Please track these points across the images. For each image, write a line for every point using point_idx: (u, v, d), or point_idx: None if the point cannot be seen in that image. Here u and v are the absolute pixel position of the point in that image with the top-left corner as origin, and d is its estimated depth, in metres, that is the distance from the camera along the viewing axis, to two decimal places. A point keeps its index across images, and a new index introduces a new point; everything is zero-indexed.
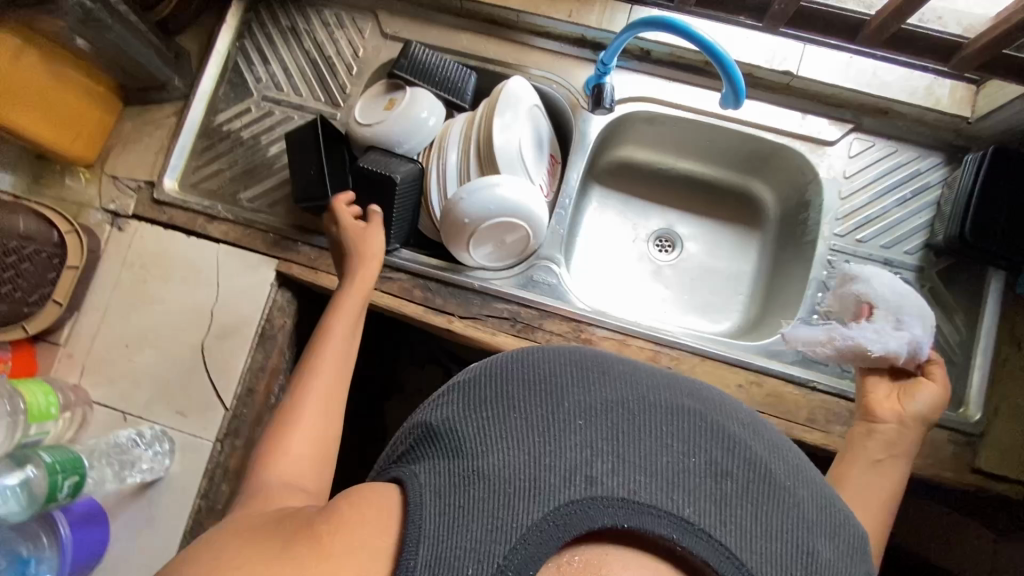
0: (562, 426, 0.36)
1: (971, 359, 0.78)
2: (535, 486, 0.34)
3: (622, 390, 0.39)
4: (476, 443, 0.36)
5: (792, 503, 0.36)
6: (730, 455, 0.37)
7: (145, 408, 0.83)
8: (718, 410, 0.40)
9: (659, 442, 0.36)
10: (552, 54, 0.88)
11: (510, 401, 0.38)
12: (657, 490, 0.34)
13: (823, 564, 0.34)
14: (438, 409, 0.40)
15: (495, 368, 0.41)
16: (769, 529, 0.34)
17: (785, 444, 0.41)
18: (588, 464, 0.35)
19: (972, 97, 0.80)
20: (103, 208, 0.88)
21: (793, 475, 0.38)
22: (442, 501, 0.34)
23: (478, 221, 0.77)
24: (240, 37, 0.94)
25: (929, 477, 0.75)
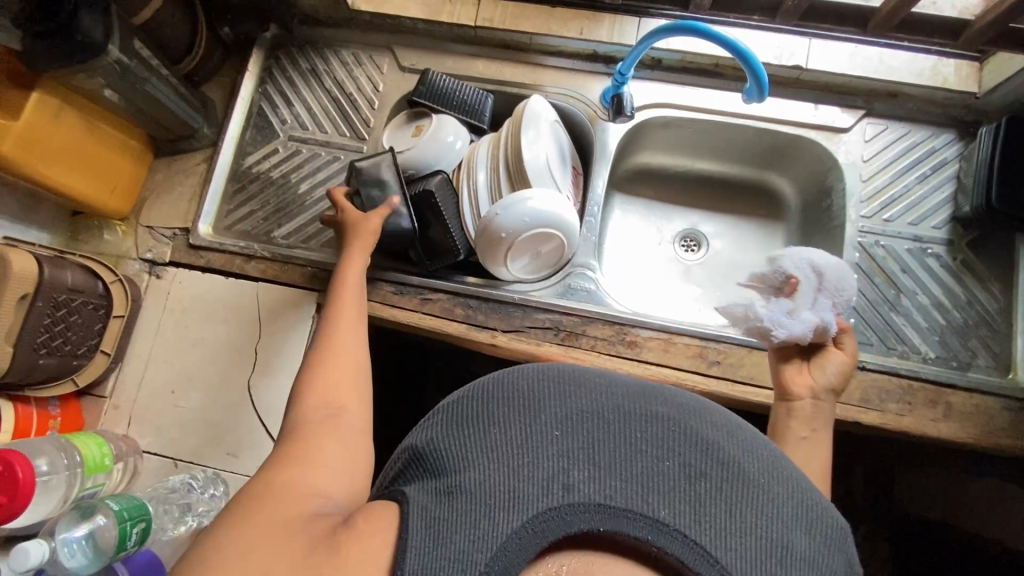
0: (539, 440, 0.38)
1: (1013, 325, 0.79)
2: (514, 497, 0.36)
3: (598, 400, 0.41)
4: (461, 460, 0.39)
5: (767, 500, 0.37)
6: (705, 457, 0.38)
7: (196, 453, 0.82)
8: (694, 414, 0.41)
9: (634, 448, 0.38)
10: (566, 71, 0.91)
11: (491, 419, 0.40)
12: (632, 494, 0.36)
13: (798, 557, 0.35)
14: (429, 432, 0.43)
15: (478, 389, 0.43)
16: (743, 526, 0.36)
17: (765, 442, 0.42)
18: (564, 473, 0.37)
19: (977, 73, 0.83)
20: (141, 258, 0.90)
21: (769, 473, 0.39)
22: (429, 516, 0.37)
23: (515, 234, 0.78)
24: (261, 83, 0.97)
25: (991, 447, 0.74)
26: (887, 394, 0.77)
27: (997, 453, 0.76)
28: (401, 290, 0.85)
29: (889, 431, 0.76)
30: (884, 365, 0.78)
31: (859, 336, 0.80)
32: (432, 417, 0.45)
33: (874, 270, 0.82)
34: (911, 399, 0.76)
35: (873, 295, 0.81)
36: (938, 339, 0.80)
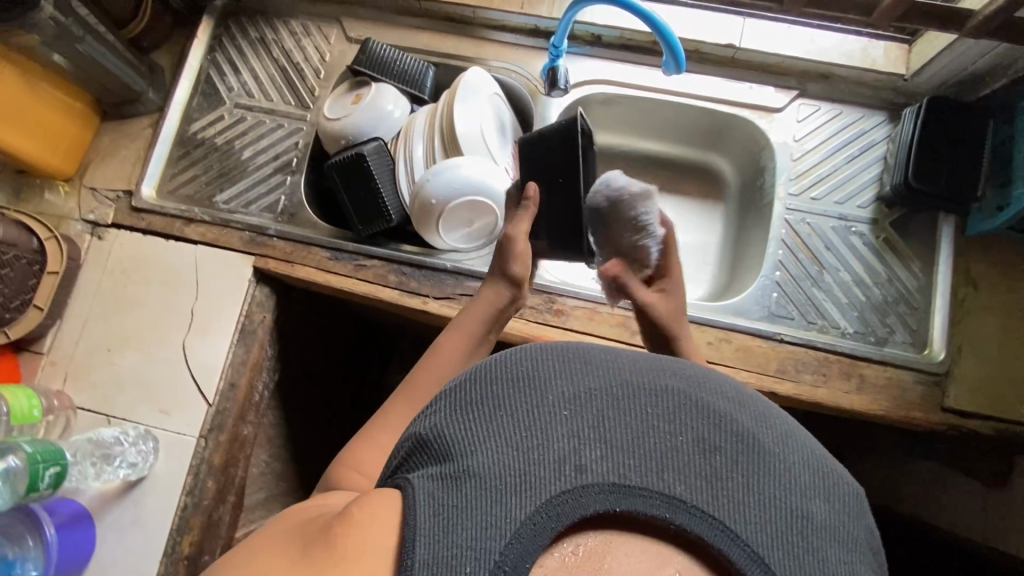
0: (548, 420, 0.37)
1: (931, 302, 0.81)
2: (526, 481, 0.35)
3: (606, 377, 0.39)
4: (464, 444, 0.37)
5: (785, 470, 0.37)
6: (718, 430, 0.38)
7: (129, 410, 0.84)
8: (703, 386, 0.41)
9: (646, 424, 0.37)
10: (509, 46, 0.93)
11: (496, 402, 0.38)
12: (648, 472, 0.36)
13: (819, 526, 0.36)
14: (431, 418, 0.40)
15: (480, 371, 0.41)
16: (762, 498, 0.36)
17: (777, 413, 0.42)
18: (576, 454, 0.36)
19: (905, 55, 0.84)
20: (83, 219, 0.91)
21: (783, 442, 0.38)
22: (435, 504, 0.35)
23: (445, 201, 0.80)
24: (211, 51, 0.98)
25: (902, 419, 0.76)
26: (803, 365, 0.78)
27: (909, 425, 0.77)
28: (337, 255, 0.86)
29: (804, 402, 0.77)
30: (801, 337, 0.79)
31: (780, 310, 0.82)
32: (433, 403, 0.42)
33: (798, 247, 0.84)
34: (827, 371, 0.78)
35: (796, 270, 0.83)
36: (857, 315, 0.81)
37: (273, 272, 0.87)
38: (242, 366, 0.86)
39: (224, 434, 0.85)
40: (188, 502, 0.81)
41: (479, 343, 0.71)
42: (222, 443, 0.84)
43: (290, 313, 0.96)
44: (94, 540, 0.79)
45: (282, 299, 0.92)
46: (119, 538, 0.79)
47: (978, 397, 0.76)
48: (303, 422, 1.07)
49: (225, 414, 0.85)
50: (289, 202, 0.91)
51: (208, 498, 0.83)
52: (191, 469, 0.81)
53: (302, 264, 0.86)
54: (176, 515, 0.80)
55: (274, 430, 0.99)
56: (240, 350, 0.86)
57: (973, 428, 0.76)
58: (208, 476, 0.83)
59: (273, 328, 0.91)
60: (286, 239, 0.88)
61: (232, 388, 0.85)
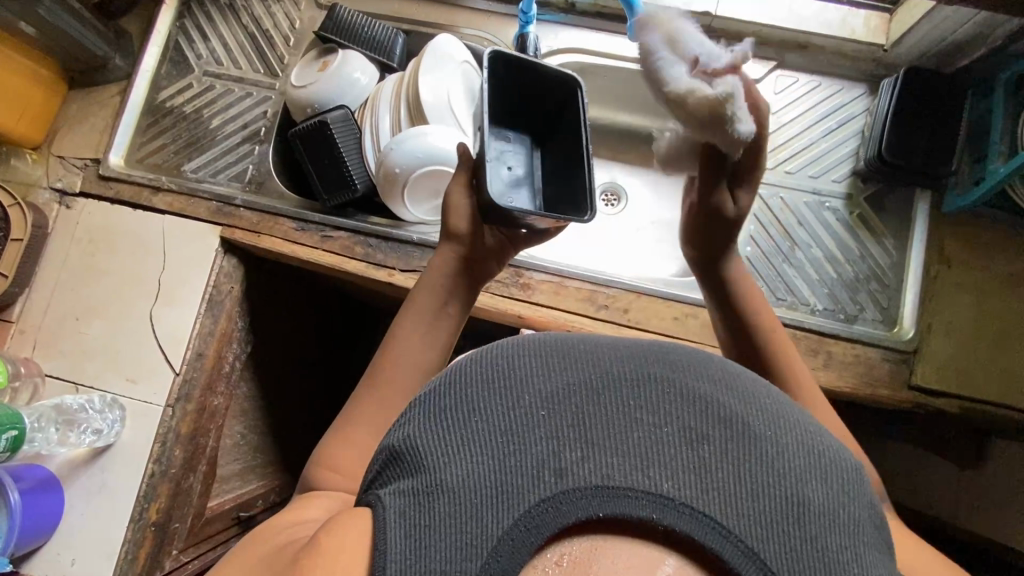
0: (522, 422, 0.34)
1: (903, 280, 0.80)
2: (500, 491, 0.32)
3: (584, 371, 0.36)
4: (436, 455, 0.34)
5: (776, 454, 0.33)
6: (706, 418, 0.34)
7: (96, 378, 0.84)
8: (689, 368, 0.37)
9: (628, 418, 0.34)
10: (482, 14, 0.90)
11: (470, 406, 0.35)
12: (631, 470, 0.32)
13: (816, 512, 0.32)
14: (404, 426, 0.37)
15: (452, 373, 0.38)
16: (756, 488, 0.32)
17: (766, 388, 0.38)
18: (556, 457, 0.33)
19: (886, 25, 0.81)
20: (51, 187, 0.90)
21: (774, 424, 0.35)
22: (409, 522, 0.32)
23: (409, 170, 0.79)
24: (180, 17, 0.96)
25: (866, 397, 0.75)
26: None
27: (874, 403, 0.77)
28: (303, 226, 0.85)
29: None
30: None
31: None
32: (408, 411, 0.39)
33: (770, 222, 0.83)
34: (793, 347, 0.77)
35: (767, 246, 0.82)
36: (827, 291, 0.80)
37: (239, 243, 0.86)
38: (209, 336, 0.86)
39: (191, 403, 0.85)
40: (154, 470, 0.81)
41: (437, 317, 0.67)
42: (189, 413, 0.85)
43: (261, 285, 0.95)
44: (63, 505, 0.80)
45: (251, 270, 0.91)
46: (87, 504, 0.80)
47: (945, 376, 0.75)
48: (279, 395, 1.07)
49: (192, 383, 0.85)
50: (256, 172, 0.90)
51: (175, 466, 0.83)
52: (157, 437, 0.82)
53: (268, 234, 0.85)
54: (142, 482, 0.81)
55: (248, 402, 0.99)
56: (207, 320, 0.86)
57: (938, 406, 0.75)
58: (176, 444, 0.83)
59: (241, 299, 0.90)
60: (253, 209, 0.87)
61: (199, 358, 0.85)
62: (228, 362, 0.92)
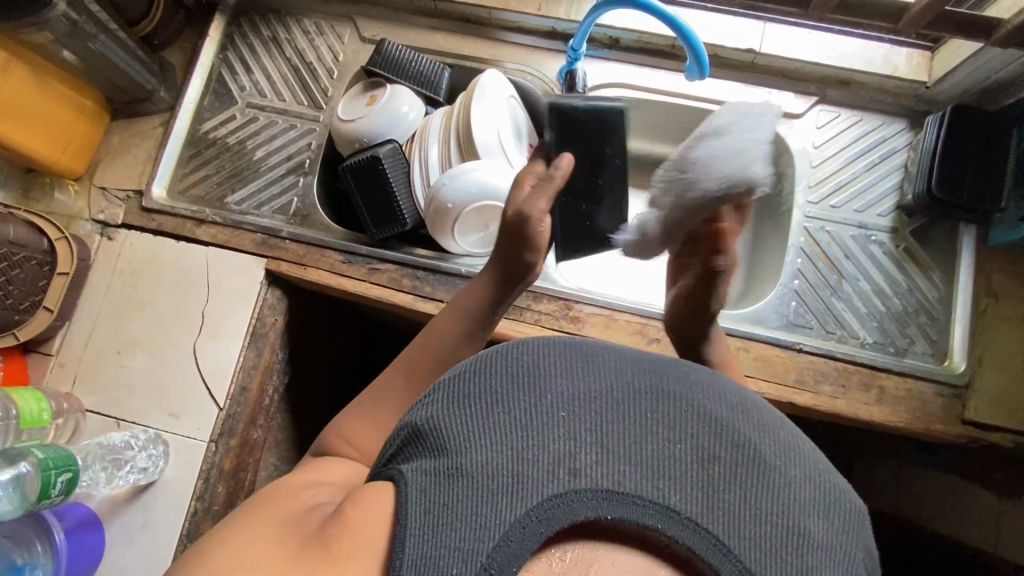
0: (543, 421, 0.38)
1: (952, 313, 0.80)
2: (517, 482, 0.35)
3: (606, 381, 0.41)
4: (461, 440, 0.37)
5: (783, 484, 0.37)
6: (719, 440, 0.38)
7: (139, 413, 0.83)
8: (707, 393, 0.42)
9: (644, 431, 0.38)
10: (525, 48, 0.91)
11: (495, 399, 0.39)
12: (642, 480, 0.36)
13: (816, 544, 0.35)
14: (427, 408, 0.41)
15: (481, 362, 0.42)
16: (758, 512, 0.36)
17: (779, 422, 0.42)
18: (571, 457, 0.36)
19: (928, 62, 0.83)
20: (93, 219, 0.90)
21: (785, 456, 0.39)
22: (426, 500, 0.35)
23: (461, 205, 0.79)
24: (223, 49, 0.97)
25: (920, 431, 0.75)
26: (822, 375, 0.77)
27: (927, 437, 0.76)
28: (350, 259, 0.85)
29: (822, 413, 0.77)
30: (821, 347, 0.78)
31: (798, 319, 0.81)
32: (430, 394, 0.43)
33: (817, 255, 0.83)
34: (846, 382, 0.77)
35: (815, 279, 0.82)
36: (876, 324, 0.80)
37: (286, 275, 0.86)
38: (253, 370, 0.85)
39: (234, 438, 0.83)
40: (198, 507, 0.80)
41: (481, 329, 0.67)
42: (232, 448, 0.83)
43: (302, 316, 0.95)
44: (103, 544, 0.78)
45: (293, 301, 0.91)
46: (128, 543, 0.79)
47: (1000, 410, 0.75)
48: (313, 426, 1.06)
49: (236, 418, 0.84)
50: (301, 205, 0.90)
51: (218, 503, 0.82)
52: (201, 474, 0.80)
53: (316, 267, 0.85)
54: (186, 521, 0.79)
55: (283, 433, 0.98)
56: (252, 353, 0.85)
57: (993, 440, 0.75)
58: (218, 481, 0.82)
59: (284, 331, 0.89)
60: (298, 241, 0.87)
61: (243, 391, 0.84)
62: (268, 395, 0.91)
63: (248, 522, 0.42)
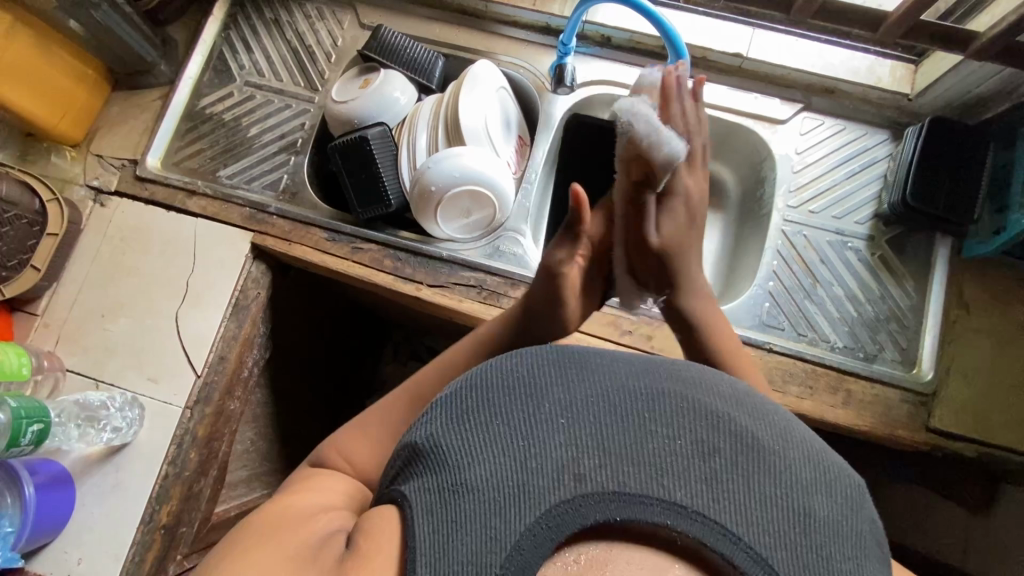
0: (543, 430, 0.38)
1: (923, 323, 0.81)
2: (523, 491, 0.36)
3: (601, 385, 0.41)
4: (462, 455, 0.38)
5: (784, 467, 0.38)
6: (716, 432, 0.39)
7: (117, 376, 0.84)
8: (700, 387, 0.42)
9: (644, 431, 0.39)
10: (519, 42, 0.93)
11: (493, 410, 0.40)
12: (647, 479, 0.37)
13: (820, 521, 0.37)
14: (426, 426, 0.42)
15: (475, 378, 0.43)
16: (763, 498, 0.37)
17: (772, 408, 0.43)
18: (574, 462, 0.37)
19: (911, 76, 0.85)
20: (87, 184, 0.92)
21: (782, 439, 0.40)
22: (435, 518, 0.36)
23: (444, 188, 0.81)
24: (226, 28, 0.99)
25: (883, 436, 0.76)
26: (790, 377, 0.78)
27: (892, 442, 0.77)
28: (335, 237, 0.87)
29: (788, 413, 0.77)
30: (791, 348, 0.79)
31: (771, 320, 0.82)
32: (428, 412, 0.43)
33: (793, 258, 0.84)
34: (814, 384, 0.78)
35: (789, 282, 0.84)
36: (847, 329, 0.81)
37: (271, 250, 0.88)
38: (233, 341, 0.86)
39: (210, 407, 0.85)
40: (169, 472, 0.81)
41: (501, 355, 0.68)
42: (208, 416, 0.84)
43: (286, 292, 0.96)
44: (74, 502, 0.79)
45: (278, 277, 0.92)
46: (98, 503, 0.80)
47: (965, 420, 0.76)
48: (291, 404, 1.07)
49: (212, 386, 0.85)
50: (291, 182, 0.92)
51: (189, 469, 0.83)
52: (175, 438, 0.82)
53: (300, 244, 0.87)
54: (156, 484, 0.80)
55: (261, 408, 0.99)
56: (232, 324, 0.86)
57: (955, 449, 0.76)
58: (191, 447, 0.83)
59: (267, 305, 0.91)
60: (286, 218, 0.88)
61: (221, 361, 0.85)
62: (248, 367, 0.92)
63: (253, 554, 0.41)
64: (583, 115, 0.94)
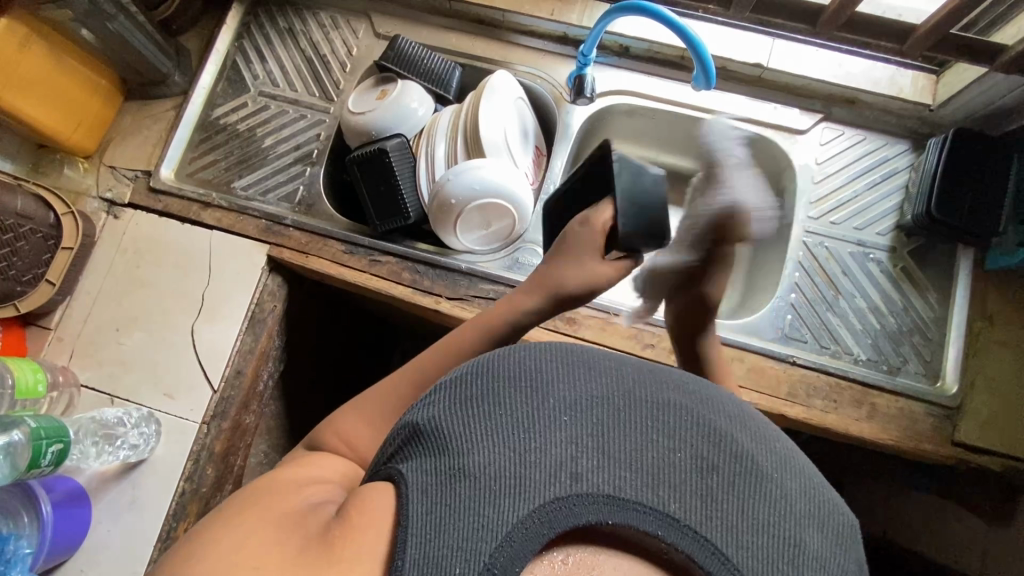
0: (545, 424, 0.38)
1: (946, 335, 0.80)
2: (518, 484, 0.35)
3: (607, 387, 0.40)
4: (462, 441, 0.37)
5: (781, 495, 0.37)
6: (719, 450, 0.38)
7: (133, 391, 0.83)
8: (707, 403, 0.42)
9: (645, 439, 0.38)
10: (536, 52, 0.93)
11: (498, 400, 0.39)
12: (642, 487, 0.36)
13: (811, 555, 0.36)
14: (428, 407, 0.41)
15: (482, 364, 0.42)
16: (756, 522, 0.36)
17: (775, 434, 0.43)
18: (572, 461, 0.36)
19: (933, 86, 0.84)
20: (100, 196, 0.91)
21: (783, 468, 0.39)
22: (428, 500, 0.35)
23: (465, 201, 0.80)
24: (239, 37, 0.99)
25: (908, 450, 0.75)
26: (814, 390, 0.78)
27: (917, 456, 0.76)
28: (352, 249, 0.86)
29: (811, 427, 0.77)
30: (815, 362, 0.79)
31: (794, 333, 0.81)
32: (431, 394, 0.43)
33: (815, 270, 0.84)
34: (837, 397, 0.77)
35: (811, 294, 0.83)
36: (870, 342, 0.81)
37: (287, 262, 0.87)
38: (249, 354, 0.85)
39: (226, 421, 0.84)
40: (186, 488, 0.80)
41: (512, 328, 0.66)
42: (224, 431, 0.83)
43: (302, 304, 0.95)
44: (90, 520, 0.78)
45: (293, 289, 0.91)
46: (114, 520, 0.79)
47: (990, 434, 0.75)
48: (304, 416, 1.06)
49: (229, 401, 0.84)
50: (307, 193, 0.91)
51: (206, 485, 0.82)
52: (191, 455, 0.81)
53: (317, 256, 0.86)
54: (173, 501, 0.79)
55: (276, 420, 0.98)
56: (249, 338, 0.85)
57: (981, 463, 0.75)
58: (208, 463, 0.82)
59: (282, 318, 0.90)
60: (302, 230, 0.87)
61: (237, 375, 0.84)
62: (263, 381, 0.91)
63: (242, 514, 0.40)
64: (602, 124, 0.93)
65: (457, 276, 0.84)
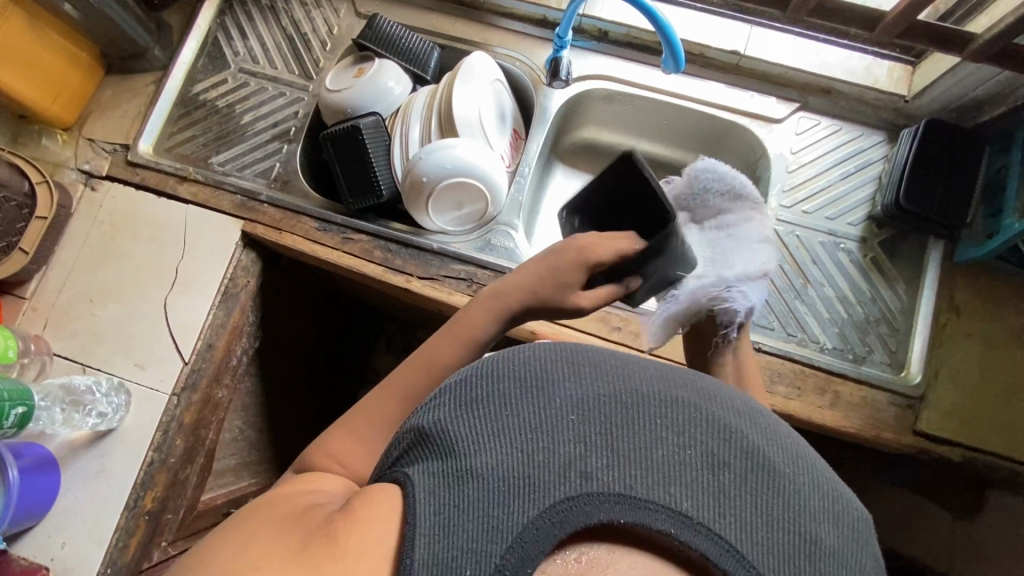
0: (553, 423, 0.36)
1: (913, 325, 0.80)
2: (528, 484, 0.34)
3: (614, 385, 0.39)
4: (469, 442, 0.36)
5: (793, 491, 0.36)
6: (727, 446, 0.37)
7: (105, 360, 0.84)
8: (715, 400, 0.40)
9: (653, 436, 0.37)
10: (516, 34, 0.93)
11: (503, 401, 0.38)
12: (654, 484, 0.34)
13: (827, 551, 0.34)
14: (433, 411, 0.40)
15: (486, 366, 0.41)
16: (770, 518, 0.34)
17: (784, 430, 0.41)
18: (582, 460, 0.35)
19: (909, 77, 0.84)
20: (78, 168, 0.91)
21: (793, 463, 0.38)
22: (437, 502, 0.34)
23: (437, 180, 0.81)
24: (221, 14, 0.99)
25: (869, 439, 0.76)
26: (778, 376, 0.78)
27: (878, 446, 0.77)
28: (324, 226, 0.86)
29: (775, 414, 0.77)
30: (779, 348, 0.79)
31: (761, 319, 0.81)
32: (435, 398, 0.41)
33: (785, 258, 0.84)
34: (801, 384, 0.78)
35: (780, 281, 0.83)
36: (837, 330, 0.81)
37: (261, 238, 0.87)
38: (221, 328, 0.86)
39: (196, 394, 0.84)
40: (154, 458, 0.81)
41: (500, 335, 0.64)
42: (194, 403, 0.84)
43: (277, 281, 0.96)
44: (58, 487, 0.79)
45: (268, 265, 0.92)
46: (83, 487, 0.80)
47: (953, 425, 0.75)
48: (280, 394, 1.06)
49: (199, 373, 0.84)
50: (283, 170, 0.91)
51: (175, 456, 0.83)
52: (160, 425, 0.81)
53: (291, 233, 0.86)
54: (141, 470, 0.80)
55: (251, 397, 0.99)
56: (221, 312, 0.86)
57: (942, 453, 0.75)
58: (177, 434, 0.83)
59: (256, 294, 0.90)
60: (276, 206, 0.88)
61: (209, 348, 0.85)
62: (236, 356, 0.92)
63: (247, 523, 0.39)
64: (580, 108, 0.93)
65: (431, 257, 0.84)
